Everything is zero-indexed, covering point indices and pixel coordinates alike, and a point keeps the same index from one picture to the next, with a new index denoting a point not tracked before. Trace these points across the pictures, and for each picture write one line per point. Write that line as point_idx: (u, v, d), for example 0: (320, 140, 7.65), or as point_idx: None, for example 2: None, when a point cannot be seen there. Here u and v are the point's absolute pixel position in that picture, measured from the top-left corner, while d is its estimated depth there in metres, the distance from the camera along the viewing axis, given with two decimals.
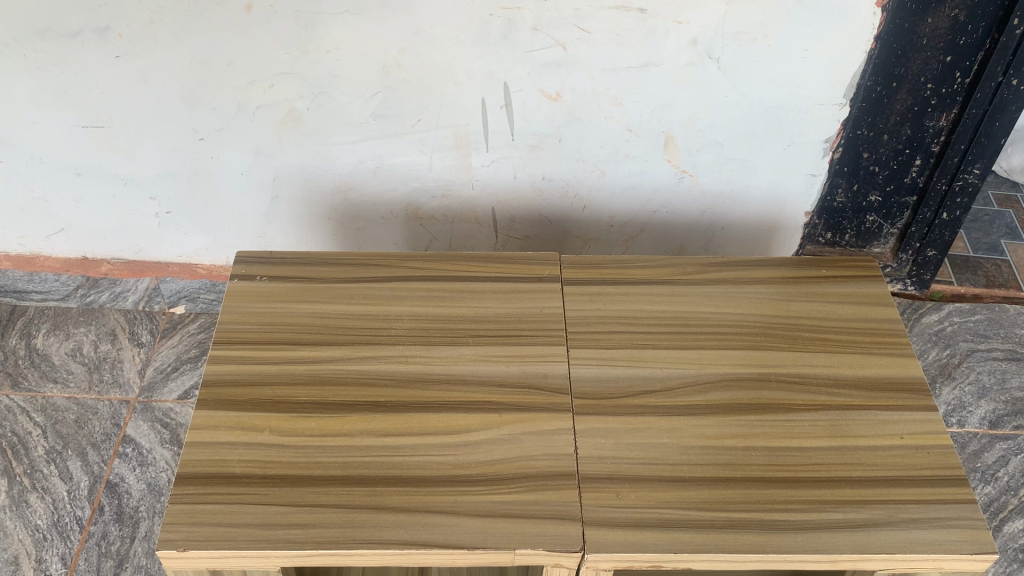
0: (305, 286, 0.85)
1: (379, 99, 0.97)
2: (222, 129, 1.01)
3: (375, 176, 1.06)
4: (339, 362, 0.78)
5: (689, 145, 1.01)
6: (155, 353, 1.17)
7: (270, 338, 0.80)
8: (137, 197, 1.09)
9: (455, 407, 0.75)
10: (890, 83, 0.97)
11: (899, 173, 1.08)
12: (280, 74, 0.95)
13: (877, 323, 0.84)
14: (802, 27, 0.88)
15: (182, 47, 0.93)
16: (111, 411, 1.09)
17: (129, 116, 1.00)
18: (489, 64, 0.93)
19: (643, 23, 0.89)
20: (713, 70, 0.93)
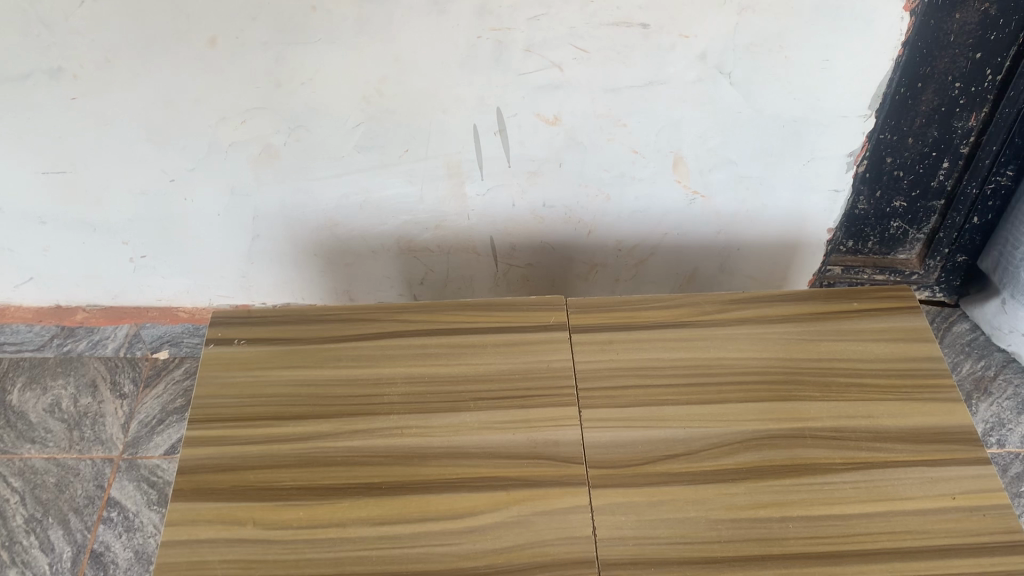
0: (289, 348, 0.77)
1: (362, 129, 0.89)
2: (194, 169, 0.93)
3: (363, 210, 0.98)
4: (329, 439, 0.71)
5: (702, 164, 0.93)
6: (138, 405, 1.09)
7: (253, 412, 0.73)
8: (108, 243, 1.01)
9: (457, 486, 0.68)
10: (913, 84, 0.90)
11: (926, 176, 1.01)
12: (251, 109, 0.87)
13: (918, 363, 0.76)
14: (822, 37, 0.80)
15: (143, 85, 0.85)
16: (95, 472, 1.02)
17: (92, 161, 0.93)
18: (479, 90, 0.85)
19: (646, 39, 0.81)
20: (725, 86, 0.85)
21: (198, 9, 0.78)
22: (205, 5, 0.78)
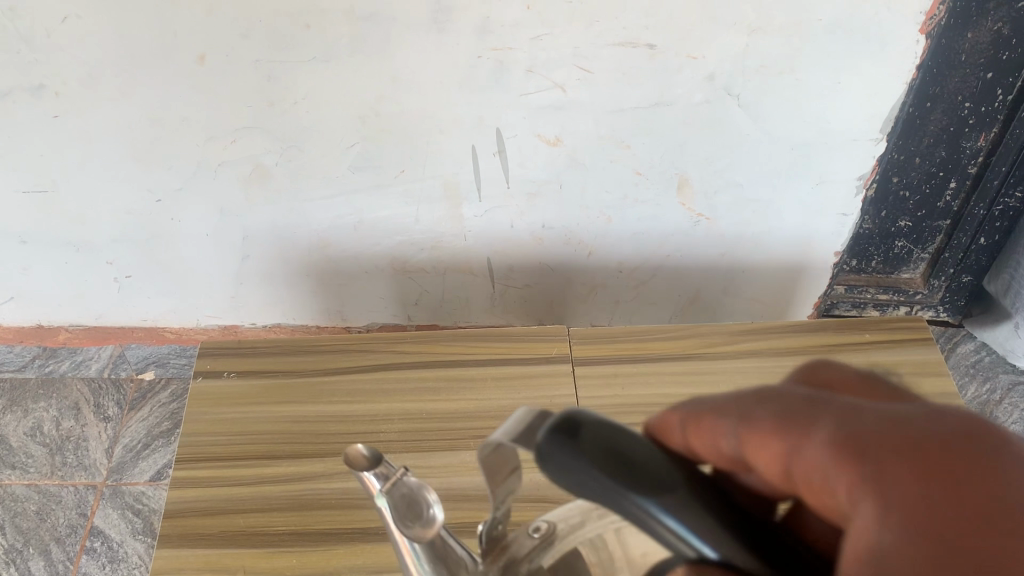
0: (280, 382, 0.75)
1: (357, 150, 0.86)
2: (182, 190, 0.90)
3: (357, 231, 0.95)
4: (323, 480, 0.68)
5: (707, 186, 0.91)
6: (123, 429, 1.05)
7: (244, 451, 0.70)
8: (92, 263, 0.98)
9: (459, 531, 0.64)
10: (923, 103, 0.87)
11: (933, 197, 0.98)
12: (241, 129, 0.84)
13: (937, 398, 0.73)
14: (834, 60, 0.78)
15: (129, 104, 0.82)
16: (77, 499, 0.99)
17: (75, 181, 0.89)
18: (479, 110, 0.82)
19: (652, 60, 0.78)
20: (733, 108, 0.82)
21: (185, 26, 0.75)
22: (192, 22, 0.75)
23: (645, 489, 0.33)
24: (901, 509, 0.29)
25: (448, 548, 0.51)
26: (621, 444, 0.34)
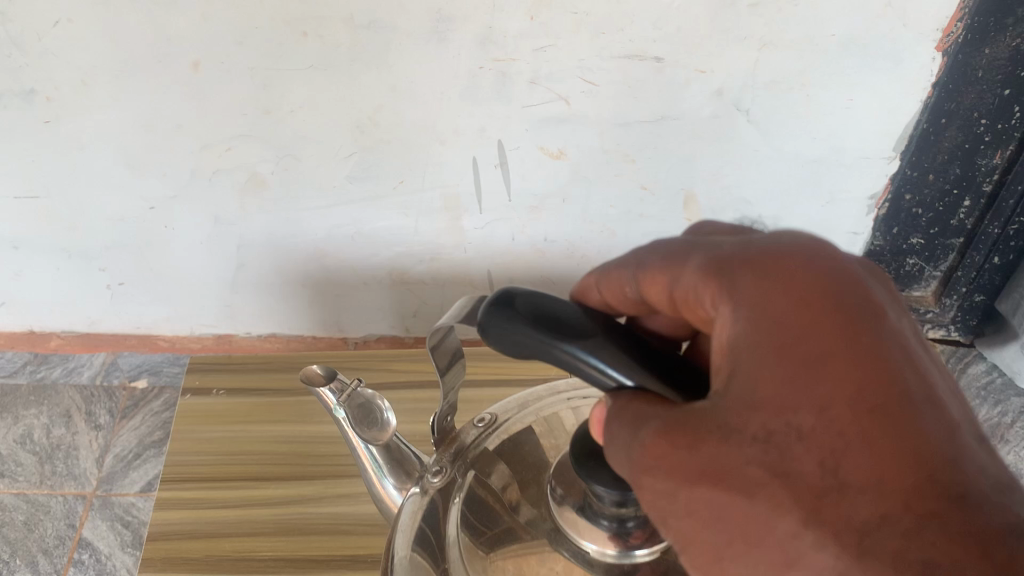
0: (267, 400, 0.75)
1: (355, 160, 0.84)
2: (175, 197, 0.88)
3: (354, 242, 0.93)
4: (312, 504, 0.66)
5: (714, 202, 0.88)
6: (114, 438, 1.03)
7: (230, 471, 0.68)
8: (83, 269, 0.97)
9: None
10: (937, 119, 0.83)
11: (945, 214, 0.94)
12: (237, 137, 0.82)
13: None
14: (847, 76, 0.75)
15: (122, 110, 0.80)
16: (66, 510, 0.96)
17: (67, 186, 0.87)
18: (480, 121, 0.80)
19: (659, 73, 0.75)
20: (742, 124, 0.80)
21: (180, 32, 0.73)
22: (187, 28, 0.72)
23: (566, 337, 0.38)
24: (751, 308, 0.35)
25: (402, 450, 0.58)
26: (549, 308, 0.40)
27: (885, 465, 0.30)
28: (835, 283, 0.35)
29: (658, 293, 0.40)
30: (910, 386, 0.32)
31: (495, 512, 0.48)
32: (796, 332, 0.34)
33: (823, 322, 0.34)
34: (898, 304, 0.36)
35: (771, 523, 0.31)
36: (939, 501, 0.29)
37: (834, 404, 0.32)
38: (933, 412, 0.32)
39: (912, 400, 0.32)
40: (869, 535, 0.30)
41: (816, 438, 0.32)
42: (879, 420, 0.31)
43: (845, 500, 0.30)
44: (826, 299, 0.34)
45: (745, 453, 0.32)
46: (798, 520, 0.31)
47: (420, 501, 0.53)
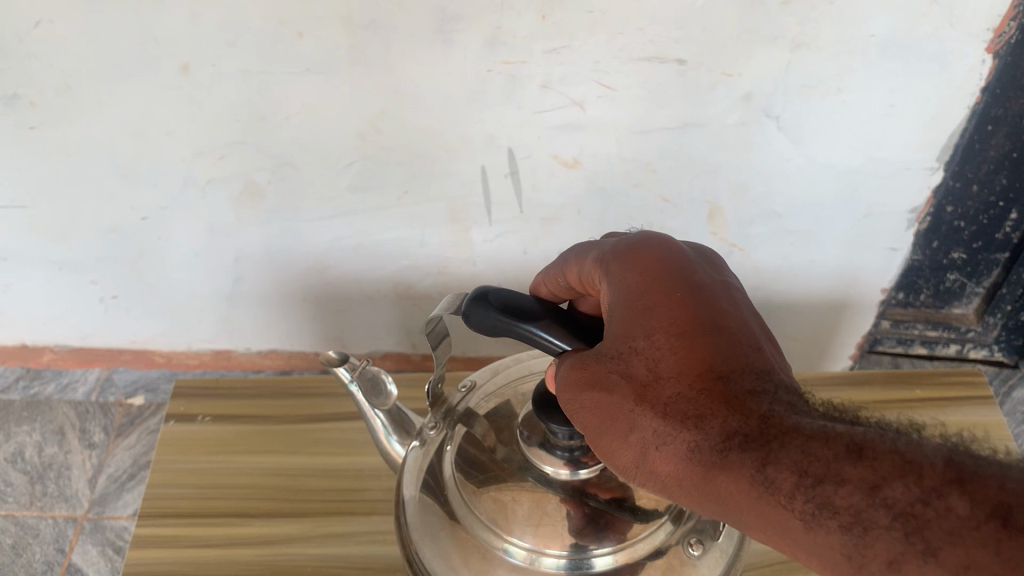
0: (258, 429, 0.70)
1: (355, 169, 0.79)
2: (168, 207, 0.83)
3: (356, 254, 0.88)
4: (299, 543, 0.61)
5: (741, 214, 0.82)
6: (108, 457, 0.99)
7: (212, 506, 0.63)
8: (76, 280, 0.92)
9: None
10: (982, 126, 0.72)
11: (989, 228, 0.82)
12: (231, 144, 0.77)
13: None
14: (888, 79, 0.69)
15: (109, 115, 0.75)
16: (56, 533, 0.91)
17: (55, 195, 0.83)
18: (490, 128, 0.75)
19: (682, 77, 0.70)
20: (772, 131, 0.74)
21: (167, 33, 0.68)
22: (175, 29, 0.68)
23: (524, 317, 0.43)
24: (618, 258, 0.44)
25: (401, 413, 0.58)
26: (507, 296, 0.44)
27: (686, 357, 0.37)
28: (678, 251, 0.44)
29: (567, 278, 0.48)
30: (718, 307, 0.40)
31: (478, 444, 0.49)
32: (642, 283, 0.42)
33: (662, 273, 0.42)
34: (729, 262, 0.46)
35: (610, 399, 0.38)
36: (712, 378, 0.36)
37: (660, 325, 0.39)
38: (738, 316, 0.40)
39: (719, 312, 0.39)
40: (672, 406, 0.36)
41: (645, 345, 0.39)
42: (691, 331, 0.38)
43: (657, 385, 0.37)
44: (667, 257, 0.43)
45: (599, 359, 0.40)
46: (629, 400, 0.38)
47: (418, 452, 0.53)
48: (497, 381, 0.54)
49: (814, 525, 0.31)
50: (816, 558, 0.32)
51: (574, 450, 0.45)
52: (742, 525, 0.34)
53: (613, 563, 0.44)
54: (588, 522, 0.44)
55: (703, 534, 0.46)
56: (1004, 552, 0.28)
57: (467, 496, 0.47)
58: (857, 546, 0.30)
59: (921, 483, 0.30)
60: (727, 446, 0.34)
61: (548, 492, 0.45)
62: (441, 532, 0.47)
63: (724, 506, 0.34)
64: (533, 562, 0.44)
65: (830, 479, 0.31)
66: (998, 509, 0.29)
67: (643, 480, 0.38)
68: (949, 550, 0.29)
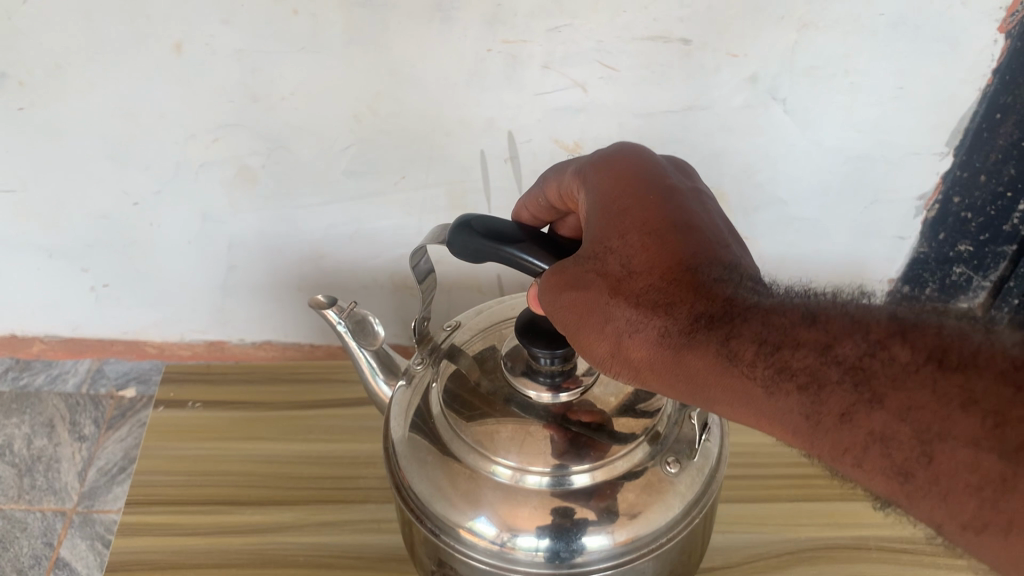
0: (249, 416, 0.69)
1: (351, 153, 0.77)
2: (160, 192, 0.82)
3: (353, 242, 0.86)
4: (291, 531, 0.59)
5: (746, 203, 0.81)
6: (98, 450, 0.97)
7: (201, 494, 0.62)
8: (66, 268, 0.91)
9: None
10: (991, 114, 0.71)
11: (997, 219, 0.78)
12: (223, 126, 0.75)
13: None
14: (896, 59, 0.68)
15: (100, 96, 0.73)
16: (44, 527, 0.89)
17: (45, 180, 0.81)
18: (489, 111, 0.73)
19: (687, 57, 0.68)
20: (778, 114, 0.72)
21: (159, 9, 0.67)
22: (168, 5, 0.66)
23: (506, 241, 0.50)
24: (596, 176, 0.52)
25: (388, 356, 0.63)
26: (494, 224, 0.51)
27: (657, 256, 0.43)
28: (650, 166, 0.52)
29: (547, 196, 0.57)
30: (686, 214, 0.47)
31: (461, 381, 0.55)
32: (617, 192, 0.49)
33: (634, 188, 0.49)
34: (696, 178, 0.53)
35: (588, 296, 0.44)
36: (681, 271, 0.42)
37: (632, 228, 0.46)
38: (701, 221, 0.47)
39: (683, 219, 0.46)
40: (644, 297, 0.42)
41: (620, 245, 0.45)
42: (660, 232, 0.45)
43: (631, 278, 0.43)
44: (641, 173, 0.51)
45: (579, 263, 0.45)
46: (603, 295, 0.43)
47: (405, 393, 0.58)
48: (472, 333, 0.60)
49: (774, 388, 0.39)
50: (777, 420, 0.39)
51: (555, 376, 0.52)
52: (707, 395, 0.41)
53: (595, 479, 0.49)
54: (569, 444, 0.49)
55: (679, 454, 0.51)
56: (940, 389, 0.35)
57: (454, 426, 0.52)
58: (813, 401, 0.37)
59: (866, 341, 0.38)
60: (695, 328, 0.40)
61: (530, 418, 0.51)
62: (428, 457, 0.52)
63: (692, 383, 0.41)
64: (519, 481, 0.49)
65: (788, 346, 0.38)
66: (931, 356, 0.36)
67: (620, 367, 0.44)
68: (894, 395, 0.36)
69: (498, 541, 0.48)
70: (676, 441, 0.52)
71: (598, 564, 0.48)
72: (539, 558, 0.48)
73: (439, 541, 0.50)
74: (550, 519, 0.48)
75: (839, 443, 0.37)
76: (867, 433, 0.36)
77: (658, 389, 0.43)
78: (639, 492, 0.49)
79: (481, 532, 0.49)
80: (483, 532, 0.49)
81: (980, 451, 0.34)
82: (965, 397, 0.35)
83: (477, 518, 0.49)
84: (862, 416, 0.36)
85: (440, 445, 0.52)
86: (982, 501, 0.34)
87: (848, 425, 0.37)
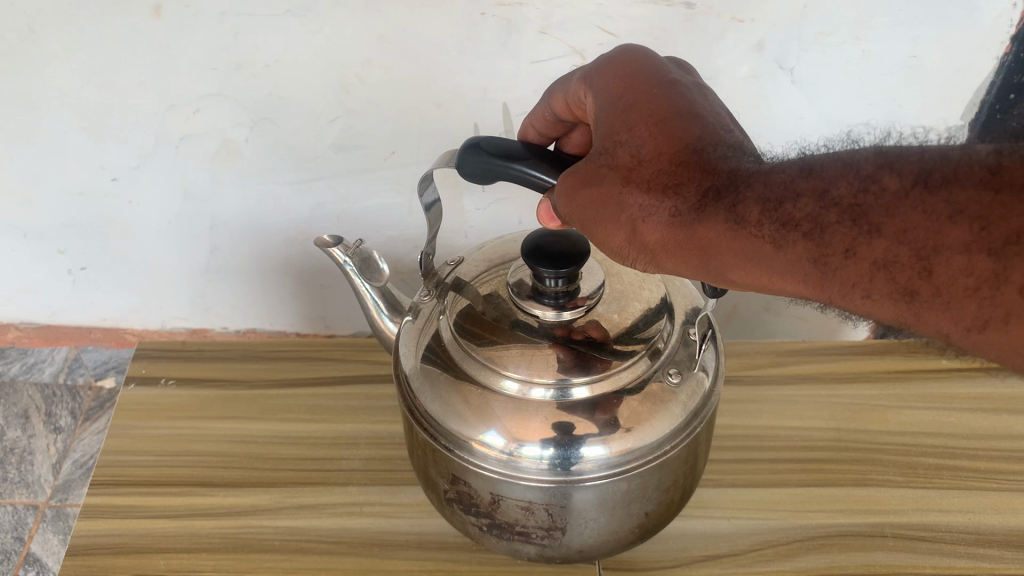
0: (230, 394, 0.67)
1: (339, 126, 0.73)
2: (139, 167, 0.78)
3: (341, 224, 0.83)
4: (267, 515, 0.57)
5: None
6: (75, 442, 0.94)
7: (173, 474, 0.60)
8: (43, 250, 0.88)
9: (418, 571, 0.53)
10: (1005, 94, 0.68)
11: None
12: (205, 96, 0.72)
13: (1009, 447, 0.64)
14: (910, 25, 0.65)
15: (74, 62, 0.70)
16: (14, 521, 0.85)
17: (18, 153, 0.78)
18: (483, 81, 0.70)
19: (689, 23, 0.65)
20: (785, 85, 0.69)
21: None
22: None
23: (517, 159, 0.47)
24: (593, 71, 0.49)
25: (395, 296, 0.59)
26: (504, 142, 0.48)
27: (665, 142, 0.41)
28: (647, 53, 0.49)
29: (554, 108, 0.52)
30: (686, 99, 0.44)
31: (473, 299, 0.51)
32: (616, 81, 0.47)
33: (638, 80, 0.46)
34: (695, 70, 0.50)
35: (601, 190, 0.42)
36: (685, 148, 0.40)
37: (640, 119, 0.43)
38: (695, 100, 0.44)
39: (681, 103, 0.43)
40: (655, 181, 0.40)
41: (628, 138, 0.42)
42: (665, 115, 0.42)
43: (641, 166, 0.41)
44: (639, 59, 0.48)
45: (590, 162, 0.43)
46: (617, 185, 0.41)
47: (412, 325, 0.54)
48: (483, 263, 0.54)
49: (781, 243, 0.37)
50: (788, 274, 0.37)
51: (560, 298, 0.48)
52: (725, 265, 0.39)
53: (598, 391, 0.46)
54: (575, 357, 0.46)
55: (680, 366, 0.48)
56: (928, 206, 0.34)
57: (466, 343, 0.48)
58: (818, 246, 0.36)
59: (858, 178, 0.36)
60: (703, 201, 0.39)
61: (536, 335, 0.47)
62: (441, 376, 0.48)
63: (707, 255, 0.39)
64: (526, 394, 0.46)
65: (788, 198, 0.37)
66: (918, 178, 0.35)
67: (637, 252, 0.42)
68: (890, 221, 0.35)
69: (507, 451, 0.45)
70: (676, 354, 0.49)
71: (605, 472, 0.45)
72: (547, 467, 0.45)
73: (454, 459, 0.47)
74: (558, 431, 0.45)
75: (850, 282, 0.36)
76: (872, 264, 0.35)
77: (677, 268, 0.41)
78: (645, 402, 0.46)
79: (490, 444, 0.45)
80: (492, 443, 0.45)
81: (979, 256, 0.33)
82: (951, 209, 0.34)
83: (485, 431, 0.46)
84: (864, 250, 0.35)
85: (451, 366, 0.48)
86: (981, 301, 0.34)
87: (853, 260, 0.35)
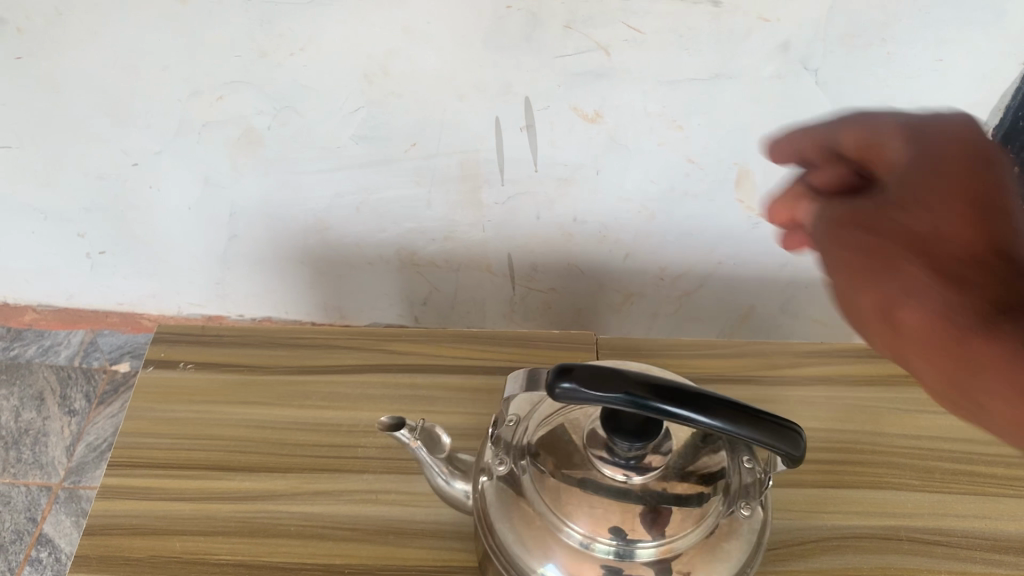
0: (247, 379, 0.67)
1: (360, 115, 0.73)
2: (161, 152, 0.78)
3: (358, 213, 0.83)
4: (286, 499, 0.58)
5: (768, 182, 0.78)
6: (88, 425, 1.02)
7: (191, 454, 0.61)
8: (63, 233, 0.89)
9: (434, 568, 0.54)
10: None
11: None
12: (230, 83, 0.71)
13: None
14: (941, 30, 0.64)
15: (98, 45, 0.69)
16: (28, 502, 0.93)
17: (43, 138, 0.78)
18: (507, 75, 0.69)
19: (716, 21, 0.64)
20: (810, 85, 0.69)
21: None
22: None
23: None
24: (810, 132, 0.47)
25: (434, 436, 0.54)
26: None
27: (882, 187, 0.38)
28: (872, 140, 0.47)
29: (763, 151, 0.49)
30: None
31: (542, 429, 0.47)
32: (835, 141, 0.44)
33: None
34: None
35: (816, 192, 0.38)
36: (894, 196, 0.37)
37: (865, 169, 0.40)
38: None
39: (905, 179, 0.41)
40: (863, 205, 0.37)
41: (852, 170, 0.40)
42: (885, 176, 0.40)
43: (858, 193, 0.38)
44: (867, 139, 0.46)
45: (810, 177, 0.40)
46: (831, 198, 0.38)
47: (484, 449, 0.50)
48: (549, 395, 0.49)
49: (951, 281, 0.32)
50: (937, 315, 0.32)
51: (631, 459, 0.43)
52: (878, 295, 0.34)
53: (666, 549, 0.42)
54: (643, 516, 0.42)
55: (749, 497, 0.46)
56: None
57: (535, 485, 0.45)
58: (989, 295, 0.31)
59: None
60: (900, 227, 0.35)
61: (603, 491, 0.43)
62: (511, 514, 0.45)
63: (871, 274, 0.34)
64: (590, 545, 0.42)
65: (976, 247, 0.33)
66: None
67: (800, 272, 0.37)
68: None
69: None
70: (742, 482, 0.46)
71: None
72: None
73: None
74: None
75: (996, 341, 0.31)
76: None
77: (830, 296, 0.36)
78: (717, 539, 0.44)
79: None
80: None
81: None
82: None
83: (547, 567, 0.43)
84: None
85: (523, 502, 0.45)
86: None
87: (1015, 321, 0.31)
